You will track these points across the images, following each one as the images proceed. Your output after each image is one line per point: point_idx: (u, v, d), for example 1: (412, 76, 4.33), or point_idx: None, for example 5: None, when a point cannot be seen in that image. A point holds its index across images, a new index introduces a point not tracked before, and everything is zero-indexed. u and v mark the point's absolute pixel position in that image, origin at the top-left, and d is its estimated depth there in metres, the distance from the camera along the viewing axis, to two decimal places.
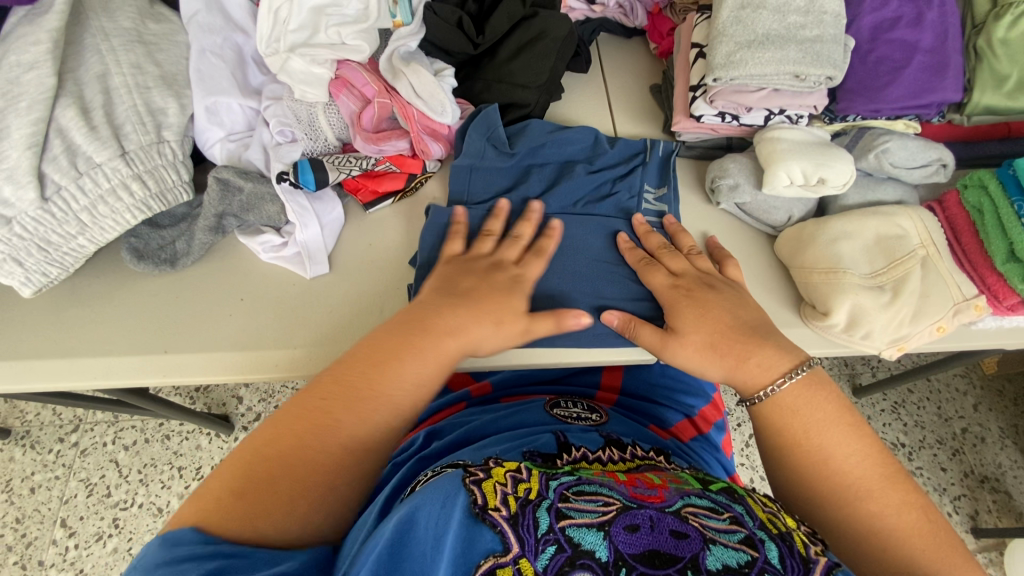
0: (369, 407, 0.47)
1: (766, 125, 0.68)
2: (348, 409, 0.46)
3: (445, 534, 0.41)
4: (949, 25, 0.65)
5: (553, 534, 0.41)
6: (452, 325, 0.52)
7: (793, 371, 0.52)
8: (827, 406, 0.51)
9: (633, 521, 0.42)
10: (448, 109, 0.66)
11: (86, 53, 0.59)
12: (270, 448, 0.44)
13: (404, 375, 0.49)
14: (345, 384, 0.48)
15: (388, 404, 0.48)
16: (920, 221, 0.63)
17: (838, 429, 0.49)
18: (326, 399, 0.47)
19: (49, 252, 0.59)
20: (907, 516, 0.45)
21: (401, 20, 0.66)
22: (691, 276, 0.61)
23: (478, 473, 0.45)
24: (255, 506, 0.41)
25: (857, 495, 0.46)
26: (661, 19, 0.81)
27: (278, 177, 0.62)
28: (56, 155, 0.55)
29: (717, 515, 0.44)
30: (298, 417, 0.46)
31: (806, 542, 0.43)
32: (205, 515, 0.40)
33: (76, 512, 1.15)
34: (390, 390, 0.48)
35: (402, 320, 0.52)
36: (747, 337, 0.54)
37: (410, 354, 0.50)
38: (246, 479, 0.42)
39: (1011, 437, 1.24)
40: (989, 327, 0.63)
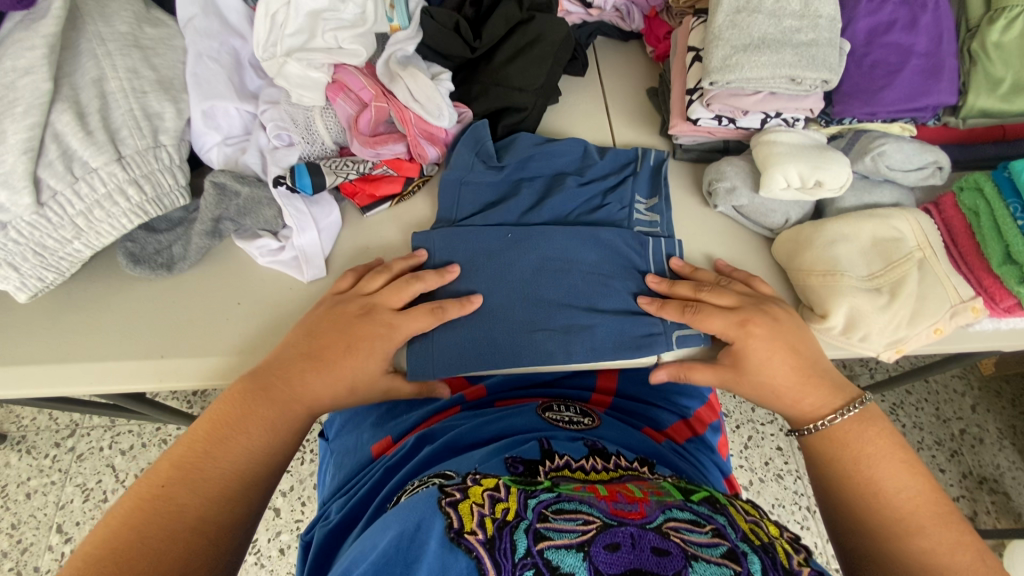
0: (222, 451, 0.50)
1: (763, 128, 0.68)
2: (216, 449, 0.50)
3: (422, 556, 0.43)
4: (944, 29, 0.66)
5: (531, 557, 0.42)
6: (307, 374, 0.56)
7: (845, 407, 0.57)
8: (878, 440, 0.55)
9: (614, 540, 0.42)
10: (444, 111, 0.67)
11: (82, 58, 0.59)
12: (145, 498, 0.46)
13: (224, 430, 0.51)
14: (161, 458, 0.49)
15: (209, 458, 0.50)
16: (916, 223, 0.63)
17: (892, 465, 0.53)
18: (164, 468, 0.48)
19: (46, 257, 0.59)
20: (960, 556, 0.48)
21: (398, 24, 0.66)
22: (748, 305, 0.60)
23: (454, 495, 0.47)
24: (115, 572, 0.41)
25: (908, 529, 0.49)
26: (657, 23, 0.82)
27: (275, 181, 0.63)
28: (52, 160, 0.55)
29: (699, 528, 0.44)
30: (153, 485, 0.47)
31: (789, 553, 0.45)
32: None
33: (72, 518, 1.15)
34: (243, 440, 0.51)
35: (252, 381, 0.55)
36: (808, 375, 0.58)
37: (229, 412, 0.53)
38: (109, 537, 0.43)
39: (1009, 438, 1.24)
40: (986, 329, 0.63)
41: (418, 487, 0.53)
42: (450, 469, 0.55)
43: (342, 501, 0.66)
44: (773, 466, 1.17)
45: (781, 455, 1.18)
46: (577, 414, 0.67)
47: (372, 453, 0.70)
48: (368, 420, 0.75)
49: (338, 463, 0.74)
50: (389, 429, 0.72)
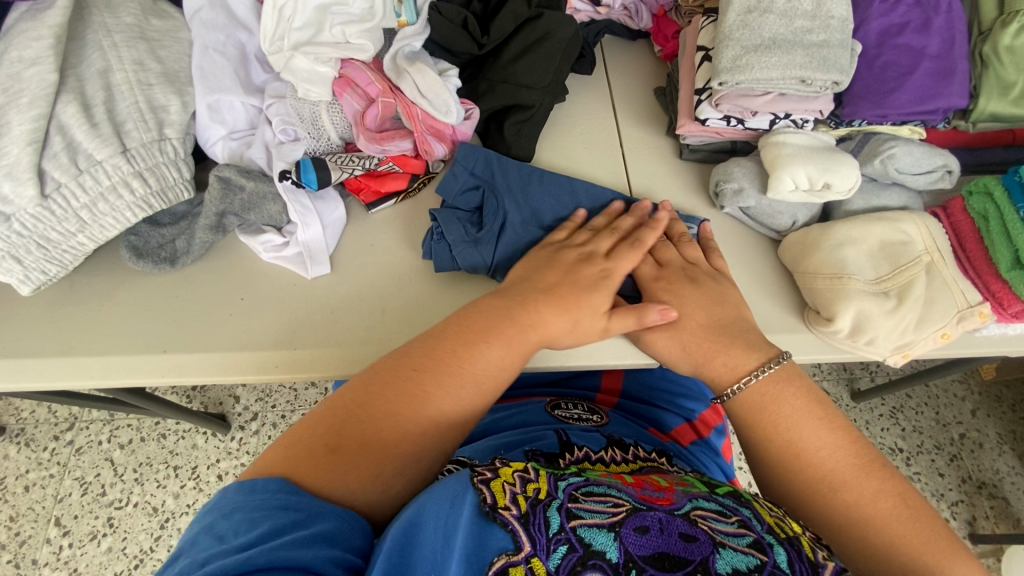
0: (434, 394, 0.49)
1: (771, 129, 0.68)
2: (439, 385, 0.50)
3: (455, 530, 0.42)
4: (956, 31, 0.65)
5: (564, 534, 0.42)
6: (531, 317, 0.55)
7: (761, 366, 0.55)
8: (794, 401, 0.53)
9: (643, 523, 0.43)
10: (454, 107, 0.66)
11: (87, 49, 0.59)
12: (353, 404, 0.48)
13: (489, 357, 0.52)
14: (435, 360, 0.51)
15: (472, 377, 0.51)
16: (924, 227, 0.63)
17: (808, 423, 0.52)
18: (416, 370, 0.50)
19: (48, 250, 0.59)
20: (881, 504, 0.48)
21: (406, 20, 0.66)
22: (675, 266, 0.62)
23: (485, 473, 0.45)
24: (349, 459, 0.45)
25: (830, 486, 0.49)
26: (666, 21, 0.81)
27: (281, 175, 0.63)
28: (56, 152, 0.55)
29: (726, 518, 0.45)
30: (394, 381, 0.49)
31: (814, 548, 0.45)
32: (295, 465, 0.44)
33: (71, 511, 1.14)
34: (477, 368, 0.52)
35: (476, 318, 0.54)
36: (716, 334, 0.57)
37: (499, 339, 0.53)
38: (337, 432, 0.46)
39: (1009, 443, 1.24)
40: (993, 334, 0.63)
41: None
42: (466, 457, 0.56)
43: None
44: None
45: None
46: (586, 411, 0.67)
47: None
48: None
49: None
50: None
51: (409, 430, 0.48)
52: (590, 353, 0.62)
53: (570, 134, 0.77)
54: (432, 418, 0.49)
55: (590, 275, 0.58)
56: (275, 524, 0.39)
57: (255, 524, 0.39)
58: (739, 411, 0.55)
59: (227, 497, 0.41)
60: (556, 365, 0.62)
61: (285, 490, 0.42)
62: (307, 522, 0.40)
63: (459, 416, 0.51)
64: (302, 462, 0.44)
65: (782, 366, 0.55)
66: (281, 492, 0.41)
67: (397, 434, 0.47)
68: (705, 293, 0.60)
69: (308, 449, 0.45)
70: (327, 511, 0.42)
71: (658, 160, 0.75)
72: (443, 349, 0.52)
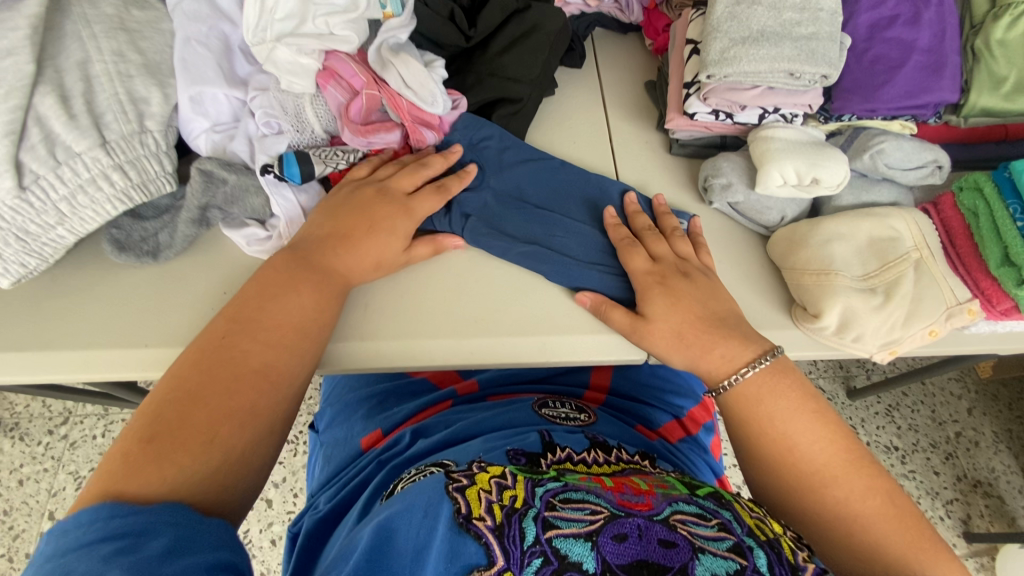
0: (235, 350, 0.50)
1: (761, 123, 0.67)
2: (253, 340, 0.51)
3: (430, 543, 0.43)
4: (947, 25, 0.64)
5: (540, 546, 0.42)
6: (316, 259, 0.58)
7: (758, 359, 0.55)
8: (789, 394, 0.54)
9: (621, 531, 0.43)
10: (439, 96, 0.65)
11: (66, 40, 0.58)
12: (160, 397, 0.47)
13: (273, 312, 0.53)
14: (230, 325, 0.52)
15: (272, 330, 0.52)
16: (914, 223, 0.62)
17: (801, 417, 0.53)
18: (224, 340, 0.50)
19: (28, 243, 0.58)
20: (870, 502, 0.48)
21: (391, 11, 0.64)
22: (669, 262, 0.61)
23: (461, 481, 0.46)
24: (172, 447, 0.43)
25: (821, 481, 0.50)
26: (657, 15, 0.80)
27: (262, 169, 0.62)
28: (34, 144, 0.54)
29: (705, 522, 0.44)
30: (208, 360, 0.49)
31: (794, 549, 0.45)
32: (110, 473, 0.41)
33: (65, 505, 1.14)
34: (283, 319, 0.53)
35: (276, 278, 0.56)
36: (710, 326, 0.57)
37: (301, 289, 0.55)
38: (153, 427, 0.44)
39: (1005, 442, 1.23)
40: (982, 331, 0.62)
41: (414, 477, 0.52)
42: (449, 458, 0.55)
43: (330, 492, 0.66)
44: None
45: None
46: (574, 410, 0.66)
47: (362, 446, 0.70)
48: (358, 413, 0.74)
49: (327, 456, 0.73)
50: (379, 422, 0.71)
51: (231, 394, 0.48)
52: (576, 350, 0.61)
53: (558, 128, 0.76)
54: (255, 373, 0.50)
55: (387, 212, 0.61)
56: (89, 560, 0.35)
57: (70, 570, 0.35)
58: (732, 406, 0.55)
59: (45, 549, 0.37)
60: (540, 361, 0.61)
61: (105, 517, 0.38)
62: (140, 541, 0.37)
63: (288, 366, 0.52)
64: (116, 467, 0.41)
65: (776, 360, 0.55)
66: (107, 522, 0.38)
67: (219, 403, 0.47)
68: (697, 288, 0.59)
69: (119, 455, 0.42)
70: (152, 513, 0.39)
71: (647, 154, 0.74)
72: (243, 316, 0.52)
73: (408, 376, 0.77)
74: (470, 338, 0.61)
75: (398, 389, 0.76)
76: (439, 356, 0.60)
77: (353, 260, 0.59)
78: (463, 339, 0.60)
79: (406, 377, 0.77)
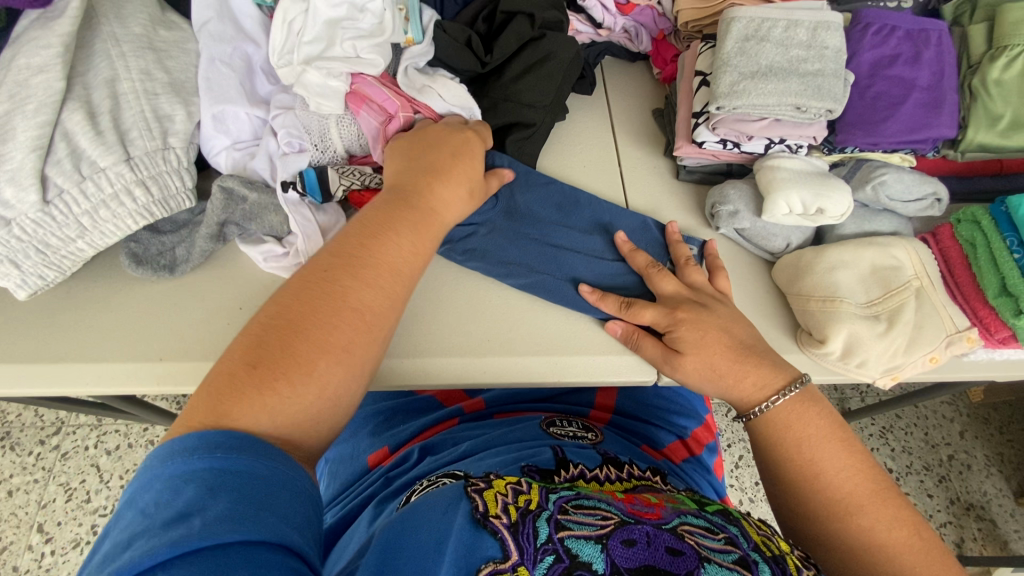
0: (342, 283, 0.50)
1: (766, 153, 0.69)
2: (356, 278, 0.50)
3: (448, 537, 0.43)
4: (946, 64, 0.67)
5: (552, 544, 0.42)
6: (425, 199, 0.58)
7: (786, 388, 0.56)
8: (818, 421, 0.55)
9: (631, 536, 0.43)
10: (474, 115, 0.71)
11: (95, 57, 0.59)
12: (267, 322, 0.47)
13: (387, 248, 0.53)
14: (343, 257, 0.51)
15: (382, 267, 0.52)
16: (915, 254, 0.64)
17: (828, 444, 0.54)
18: (327, 271, 0.50)
19: (47, 255, 0.59)
20: (896, 532, 0.49)
21: (413, 37, 0.66)
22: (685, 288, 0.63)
23: (478, 483, 0.47)
24: (272, 377, 0.44)
25: (846, 509, 0.51)
26: (665, 46, 0.84)
27: (283, 187, 0.64)
28: (60, 158, 0.55)
29: (712, 535, 0.46)
30: (308, 292, 0.49)
31: (799, 566, 0.46)
32: (219, 390, 0.42)
33: (54, 518, 1.13)
34: (387, 254, 0.53)
35: (385, 210, 0.56)
36: (730, 349, 0.58)
37: (399, 229, 0.55)
38: (258, 352, 0.45)
39: (996, 465, 1.25)
40: (980, 359, 0.64)
41: (426, 488, 0.53)
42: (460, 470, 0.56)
43: (339, 506, 0.66)
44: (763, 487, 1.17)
45: None
46: (580, 429, 0.67)
47: (369, 463, 0.70)
48: (366, 429, 0.75)
49: (333, 472, 0.73)
50: (386, 440, 0.71)
51: (332, 328, 0.47)
52: (586, 371, 0.62)
53: (569, 152, 0.78)
54: (355, 311, 0.49)
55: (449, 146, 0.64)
56: (203, 480, 0.37)
57: (174, 493, 0.36)
58: (762, 430, 0.57)
59: (149, 466, 0.38)
60: (552, 381, 0.62)
61: (207, 444, 0.39)
62: (236, 485, 0.37)
63: (384, 312, 0.51)
64: (217, 392, 0.42)
65: (804, 388, 0.57)
66: (197, 456, 0.38)
67: (320, 337, 0.47)
68: (714, 314, 0.60)
69: (227, 374, 0.43)
70: (244, 452, 0.39)
71: (656, 180, 0.76)
72: (351, 252, 0.52)
73: (415, 394, 0.77)
74: (481, 356, 0.61)
75: (405, 407, 0.76)
76: (451, 374, 0.61)
77: (446, 190, 0.60)
78: (473, 358, 0.61)
79: (412, 394, 0.78)
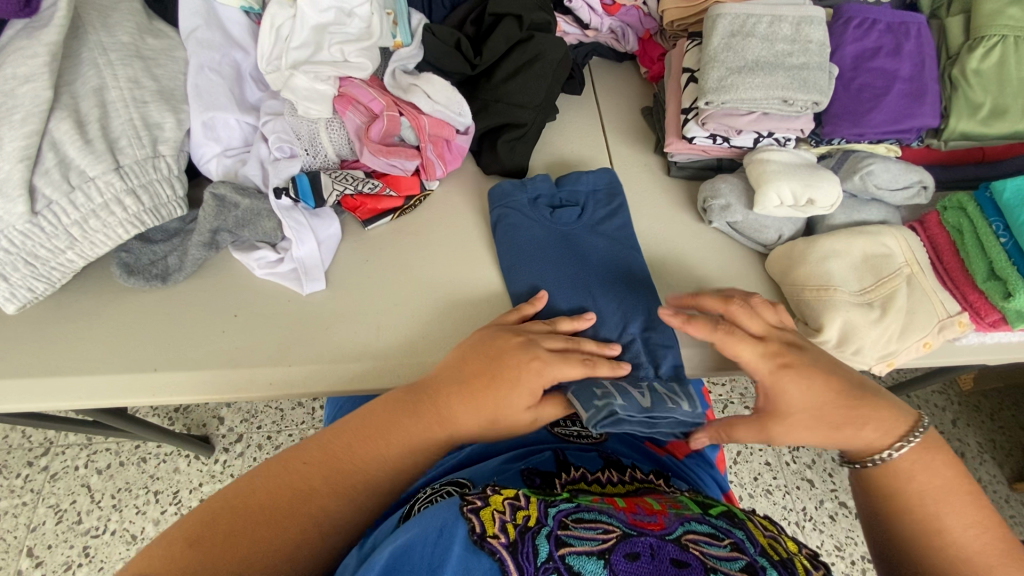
0: (320, 489, 0.48)
1: (756, 147, 0.70)
2: (330, 483, 0.49)
3: (444, 562, 0.42)
4: (926, 55, 0.69)
5: (553, 562, 0.41)
6: (441, 411, 0.53)
7: (904, 438, 0.52)
8: (943, 469, 0.51)
9: (634, 549, 0.42)
10: (463, 113, 0.70)
11: (82, 67, 0.59)
12: (231, 501, 0.45)
13: (383, 457, 0.51)
14: (332, 455, 0.50)
15: (369, 481, 0.50)
16: (903, 240, 0.65)
17: (960, 501, 0.50)
18: (306, 465, 0.49)
19: (37, 267, 0.58)
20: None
21: (401, 41, 0.69)
22: None
23: (474, 502, 0.45)
24: (202, 565, 0.41)
25: (973, 568, 0.47)
26: (652, 45, 0.84)
27: (276, 194, 0.63)
28: (49, 168, 0.54)
29: (718, 541, 0.44)
30: (279, 482, 0.47)
31: (808, 569, 0.44)
32: (154, 565, 0.40)
33: (44, 540, 1.10)
34: (371, 465, 0.51)
35: (384, 410, 0.53)
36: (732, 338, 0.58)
37: (398, 436, 0.52)
38: (203, 528, 0.43)
39: (989, 452, 1.27)
40: (972, 343, 0.65)
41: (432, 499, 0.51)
42: (464, 478, 0.55)
43: None
44: (762, 481, 1.18)
45: (771, 470, 1.19)
46: (586, 428, 0.64)
47: None
48: None
49: None
50: None
51: (289, 531, 0.45)
52: None
53: (561, 152, 0.78)
54: (314, 515, 0.47)
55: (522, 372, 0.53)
56: None
57: None
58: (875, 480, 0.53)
59: None
60: None
61: None
62: None
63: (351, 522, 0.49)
64: (147, 561, 0.40)
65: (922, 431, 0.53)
66: None
67: (273, 536, 0.44)
68: None
69: (165, 546, 0.41)
70: None
71: (648, 177, 0.77)
72: (335, 455, 0.50)
73: None
74: None
75: None
76: None
77: (471, 409, 0.52)
78: None
79: None
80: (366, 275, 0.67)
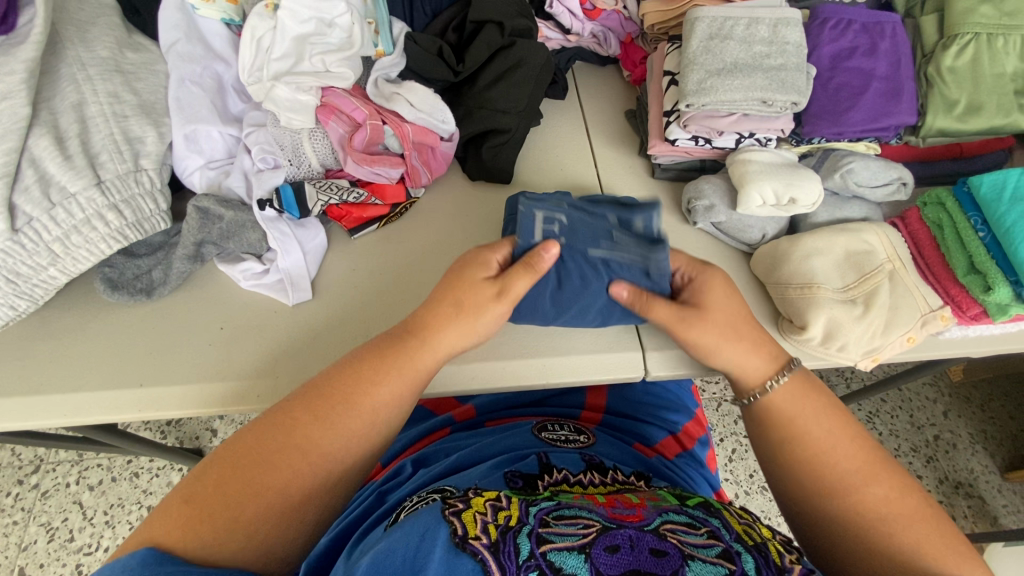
0: (308, 426, 0.48)
1: (737, 148, 0.71)
2: (315, 416, 0.49)
3: (425, 565, 0.41)
4: (902, 54, 0.70)
5: (535, 560, 0.41)
6: (418, 327, 0.54)
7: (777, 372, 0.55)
8: (809, 402, 0.54)
9: (614, 542, 0.43)
10: (445, 120, 0.70)
11: (60, 82, 0.58)
12: (227, 453, 0.47)
13: (365, 385, 0.51)
14: (318, 390, 0.50)
15: (357, 410, 0.50)
16: (884, 236, 0.66)
17: (815, 422, 0.53)
18: (293, 405, 0.50)
19: (18, 284, 0.57)
20: (893, 497, 0.48)
21: (383, 49, 0.69)
22: None
23: (456, 505, 0.45)
24: (197, 521, 0.42)
25: (851, 481, 0.49)
26: (633, 49, 0.85)
27: (260, 205, 0.63)
28: (28, 185, 0.54)
29: (695, 530, 0.45)
30: (267, 425, 0.48)
31: (781, 551, 0.45)
32: (159, 528, 0.42)
33: (36, 560, 1.09)
34: (358, 392, 0.50)
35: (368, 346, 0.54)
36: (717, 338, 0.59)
37: (376, 362, 0.52)
38: (200, 485, 0.45)
39: (980, 442, 1.28)
40: (955, 336, 0.66)
41: (417, 504, 0.50)
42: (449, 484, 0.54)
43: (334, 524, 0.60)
44: (757, 479, 1.18)
45: None
46: (573, 432, 0.67)
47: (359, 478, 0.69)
48: None
49: None
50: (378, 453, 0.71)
51: (280, 469, 0.46)
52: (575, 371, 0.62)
53: (545, 157, 0.79)
54: (303, 450, 0.47)
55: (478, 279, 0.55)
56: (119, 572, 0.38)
57: None
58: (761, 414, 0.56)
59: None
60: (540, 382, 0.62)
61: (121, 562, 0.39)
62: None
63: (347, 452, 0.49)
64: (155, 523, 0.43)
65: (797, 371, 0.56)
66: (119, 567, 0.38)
67: (265, 479, 0.46)
68: None
69: (168, 507, 0.44)
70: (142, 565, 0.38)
71: (633, 179, 0.77)
72: (322, 389, 0.50)
73: None
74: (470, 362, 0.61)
75: None
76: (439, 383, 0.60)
77: (449, 324, 0.54)
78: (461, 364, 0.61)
79: None
80: (354, 283, 0.67)
